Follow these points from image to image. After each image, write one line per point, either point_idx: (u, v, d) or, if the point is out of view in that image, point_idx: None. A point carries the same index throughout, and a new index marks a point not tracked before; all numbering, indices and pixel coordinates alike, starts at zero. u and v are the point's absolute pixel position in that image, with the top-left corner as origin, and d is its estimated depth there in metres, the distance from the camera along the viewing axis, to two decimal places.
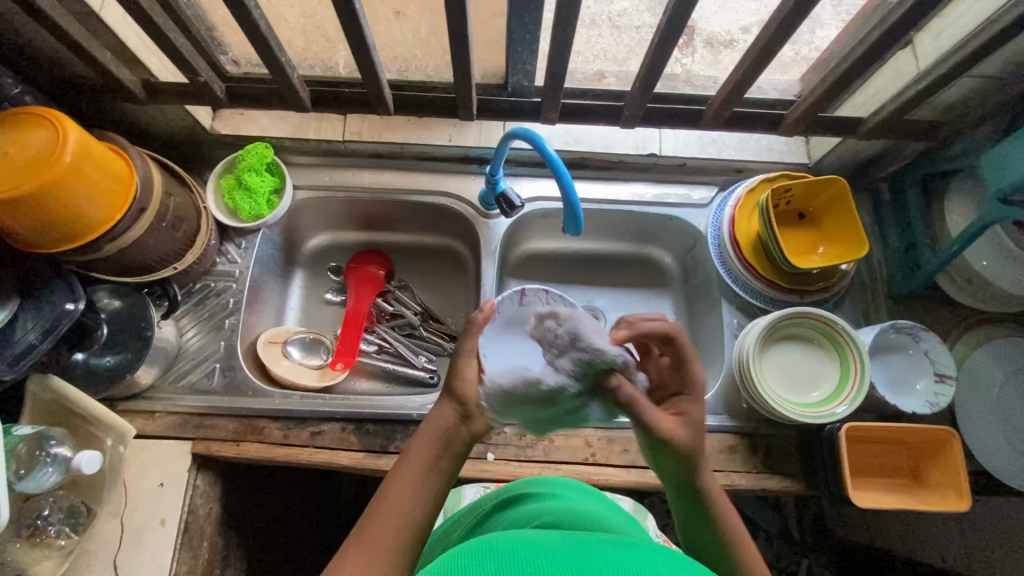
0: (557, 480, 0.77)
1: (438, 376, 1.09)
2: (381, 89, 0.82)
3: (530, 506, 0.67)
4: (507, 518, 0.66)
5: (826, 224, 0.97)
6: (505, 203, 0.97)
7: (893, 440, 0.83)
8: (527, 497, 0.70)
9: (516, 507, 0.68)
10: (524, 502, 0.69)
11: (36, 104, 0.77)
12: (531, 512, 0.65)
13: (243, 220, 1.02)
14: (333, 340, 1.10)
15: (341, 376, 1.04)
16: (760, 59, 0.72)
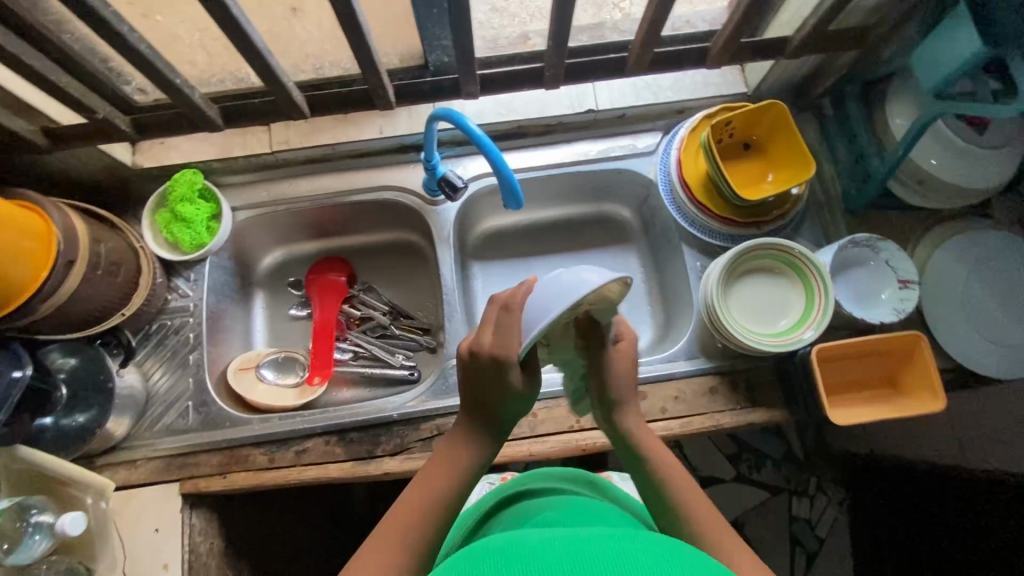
0: (555, 471, 0.78)
1: (418, 372, 1.09)
2: (290, 92, 0.79)
3: (530, 505, 0.68)
4: (508, 517, 0.67)
5: (772, 150, 0.95)
6: (448, 186, 0.95)
7: (865, 353, 0.84)
8: (524, 496, 0.71)
9: (512, 509, 0.69)
10: (523, 501, 0.70)
11: None
12: (531, 509, 0.66)
13: (187, 251, 0.99)
14: (307, 354, 1.08)
15: (320, 390, 1.03)
16: None
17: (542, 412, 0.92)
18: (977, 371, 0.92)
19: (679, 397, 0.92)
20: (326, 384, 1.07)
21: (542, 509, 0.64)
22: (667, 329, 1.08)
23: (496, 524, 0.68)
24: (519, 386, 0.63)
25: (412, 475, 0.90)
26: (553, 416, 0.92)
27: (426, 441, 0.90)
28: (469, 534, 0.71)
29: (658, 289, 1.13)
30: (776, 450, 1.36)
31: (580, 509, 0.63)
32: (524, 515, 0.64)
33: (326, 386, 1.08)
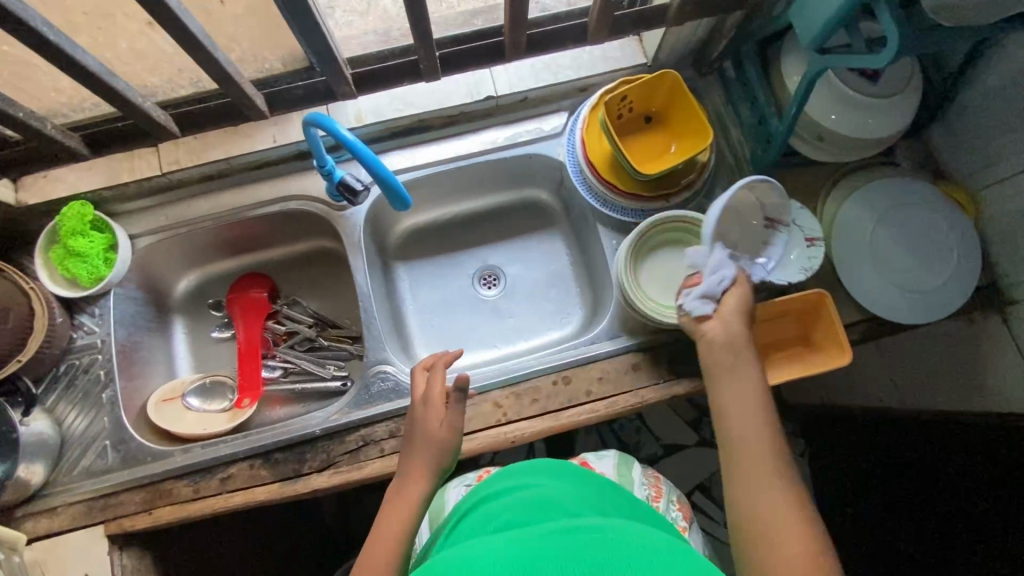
0: (533, 464, 0.80)
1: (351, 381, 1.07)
2: (147, 114, 0.78)
3: (496, 504, 0.72)
4: (477, 514, 0.72)
5: (673, 120, 0.94)
6: (347, 191, 0.92)
7: (776, 314, 0.86)
8: (489, 497, 0.75)
9: (479, 508, 0.74)
10: (491, 501, 0.74)
11: None
12: (496, 510, 0.70)
13: (86, 286, 0.95)
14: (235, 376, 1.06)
15: (250, 411, 1.00)
16: None
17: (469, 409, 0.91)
18: (890, 319, 0.94)
19: (605, 378, 0.92)
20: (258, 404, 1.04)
21: (502, 512, 0.68)
22: (596, 310, 1.08)
23: (463, 526, 0.72)
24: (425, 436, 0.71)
25: (345, 488, 0.89)
26: (480, 411, 0.91)
27: (354, 452, 0.89)
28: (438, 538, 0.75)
29: (585, 271, 1.13)
30: None
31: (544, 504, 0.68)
32: (487, 519, 0.69)
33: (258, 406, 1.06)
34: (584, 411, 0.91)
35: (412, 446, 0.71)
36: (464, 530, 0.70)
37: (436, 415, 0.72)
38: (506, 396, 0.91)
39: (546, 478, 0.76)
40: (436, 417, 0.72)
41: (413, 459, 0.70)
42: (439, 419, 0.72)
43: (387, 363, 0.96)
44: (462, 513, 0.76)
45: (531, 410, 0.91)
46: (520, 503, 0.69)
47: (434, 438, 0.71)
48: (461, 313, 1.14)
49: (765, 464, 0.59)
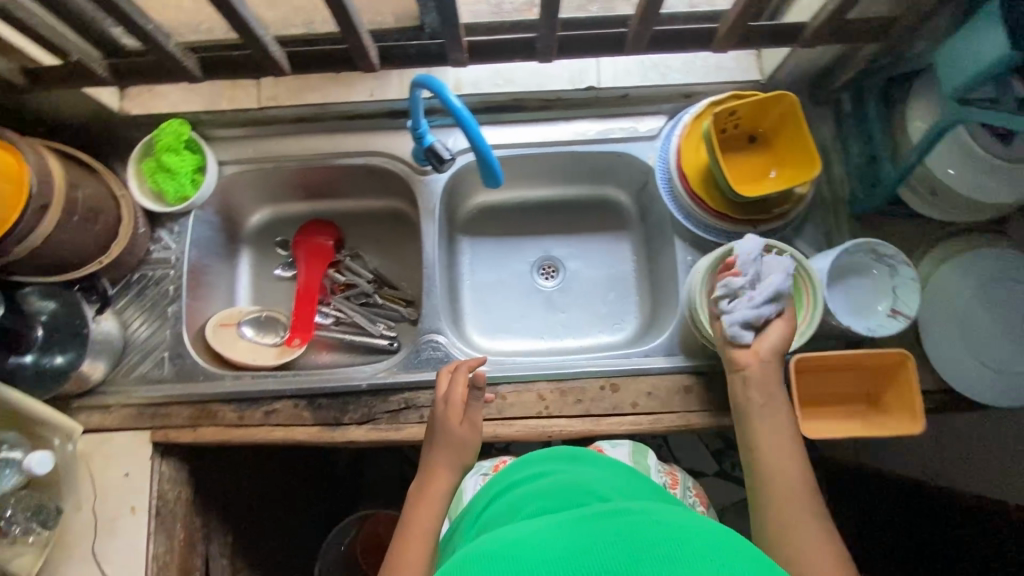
0: (548, 453, 0.78)
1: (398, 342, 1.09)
2: (266, 49, 0.78)
3: (523, 491, 0.71)
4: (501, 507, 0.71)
5: (779, 145, 0.89)
6: (434, 157, 0.92)
7: (849, 365, 0.80)
8: (514, 486, 0.74)
9: (501, 501, 0.72)
10: (516, 489, 0.73)
11: None
12: (525, 497, 0.69)
13: (171, 203, 0.98)
14: (289, 316, 1.09)
15: (299, 351, 1.03)
16: None
17: (512, 395, 0.91)
18: (965, 395, 0.89)
19: (652, 394, 0.90)
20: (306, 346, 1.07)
21: (533, 501, 0.67)
22: (653, 322, 1.06)
23: (491, 515, 0.71)
24: (443, 438, 0.77)
25: (378, 445, 0.91)
26: (522, 400, 0.90)
27: (393, 413, 0.91)
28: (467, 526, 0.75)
29: (648, 280, 1.10)
30: None
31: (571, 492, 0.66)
32: (516, 509, 0.68)
33: (305, 349, 1.08)
34: (626, 421, 0.89)
35: (433, 447, 0.77)
36: (493, 520, 0.70)
37: (456, 417, 0.78)
38: (551, 390, 0.91)
39: (564, 466, 0.74)
40: (456, 419, 0.78)
41: (437, 458, 0.76)
42: (460, 421, 0.78)
43: (438, 334, 0.96)
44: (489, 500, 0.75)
45: (572, 410, 0.90)
46: (546, 491, 0.68)
47: (455, 440, 0.76)
48: (514, 298, 1.14)
49: (794, 480, 0.70)
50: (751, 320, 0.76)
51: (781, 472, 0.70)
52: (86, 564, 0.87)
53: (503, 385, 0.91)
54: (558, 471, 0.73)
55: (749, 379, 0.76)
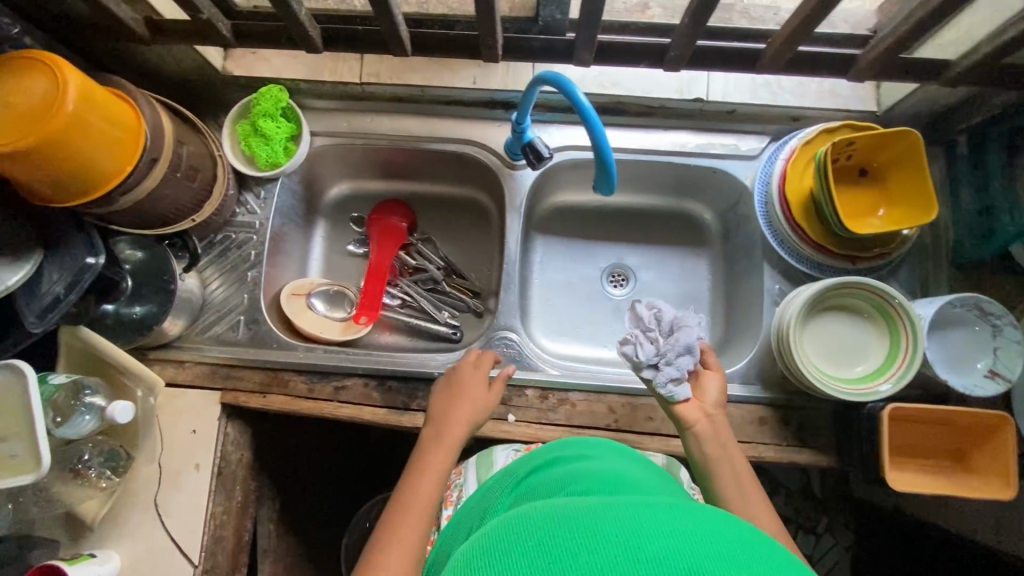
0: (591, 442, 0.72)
1: (461, 333, 1.07)
2: (398, 28, 0.75)
3: (566, 471, 0.63)
4: (534, 484, 0.62)
5: (892, 182, 0.86)
6: (533, 153, 0.90)
7: (941, 419, 0.78)
8: (557, 462, 0.67)
9: (536, 476, 0.64)
10: (557, 467, 0.65)
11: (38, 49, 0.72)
12: (567, 475, 0.61)
13: (262, 168, 0.98)
14: (356, 292, 1.08)
15: (363, 330, 1.02)
16: None
17: (582, 403, 0.90)
18: None
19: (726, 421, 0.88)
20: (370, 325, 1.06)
21: (577, 482, 0.58)
22: (724, 346, 1.03)
23: (531, 487, 0.63)
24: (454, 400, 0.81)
25: None
26: (592, 410, 0.89)
27: None
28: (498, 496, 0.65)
29: (721, 302, 1.08)
30: (793, 482, 1.30)
31: (623, 483, 0.58)
32: (558, 485, 0.59)
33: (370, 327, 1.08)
34: None
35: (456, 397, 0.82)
36: (534, 492, 0.61)
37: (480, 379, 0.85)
38: (623, 403, 0.89)
39: (608, 456, 0.68)
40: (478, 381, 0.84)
41: (453, 416, 0.80)
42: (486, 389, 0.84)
43: (511, 331, 0.95)
44: (523, 475, 0.66)
45: (643, 425, 0.88)
46: (593, 475, 0.60)
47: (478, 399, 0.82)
48: (581, 302, 1.12)
49: (742, 487, 0.72)
50: (682, 377, 0.79)
51: (733, 481, 0.72)
52: (146, 516, 0.87)
53: (575, 392, 0.90)
54: (595, 458, 0.67)
55: (700, 435, 0.77)
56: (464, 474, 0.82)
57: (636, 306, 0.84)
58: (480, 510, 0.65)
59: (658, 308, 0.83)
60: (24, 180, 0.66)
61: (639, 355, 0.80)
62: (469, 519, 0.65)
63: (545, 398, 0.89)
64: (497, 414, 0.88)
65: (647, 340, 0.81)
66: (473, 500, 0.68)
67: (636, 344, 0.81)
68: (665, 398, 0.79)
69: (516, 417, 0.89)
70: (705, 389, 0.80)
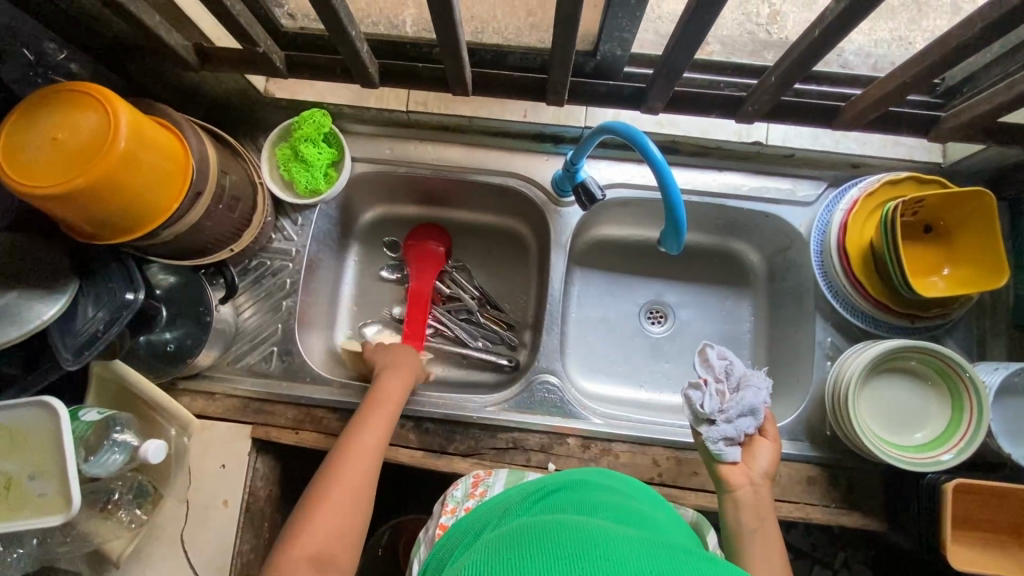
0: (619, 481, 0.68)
1: (516, 361, 1.04)
2: (462, 67, 0.72)
3: (600, 498, 0.60)
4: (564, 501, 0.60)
5: (957, 242, 0.83)
6: (585, 194, 0.86)
7: (1009, 496, 0.75)
8: (587, 484, 0.64)
9: (565, 495, 0.61)
10: (589, 489, 0.62)
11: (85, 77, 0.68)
12: (601, 503, 0.59)
13: (300, 194, 0.94)
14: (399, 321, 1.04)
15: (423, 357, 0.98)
16: (954, 53, 0.59)
17: (625, 454, 0.86)
18: None
19: (773, 479, 0.86)
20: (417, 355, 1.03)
21: (612, 511, 0.57)
22: None
23: (557, 500, 0.60)
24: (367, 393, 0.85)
25: None
26: (635, 462, 0.86)
27: (499, 450, 0.87)
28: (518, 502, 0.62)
29: (763, 346, 1.05)
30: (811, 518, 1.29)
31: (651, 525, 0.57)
32: (587, 508, 0.57)
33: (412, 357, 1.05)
34: None
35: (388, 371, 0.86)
36: (558, 505, 0.59)
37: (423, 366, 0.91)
38: (667, 456, 0.86)
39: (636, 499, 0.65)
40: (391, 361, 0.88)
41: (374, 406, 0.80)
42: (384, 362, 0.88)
43: (552, 374, 0.92)
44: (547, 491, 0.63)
45: (688, 481, 0.85)
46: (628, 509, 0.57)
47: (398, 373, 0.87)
48: (617, 339, 1.09)
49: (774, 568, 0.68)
50: (735, 439, 0.75)
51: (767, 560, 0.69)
52: (172, 553, 0.85)
53: (618, 442, 0.87)
54: (625, 494, 0.64)
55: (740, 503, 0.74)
56: (494, 474, 0.81)
57: (706, 350, 0.79)
58: (499, 511, 0.62)
59: (727, 360, 0.79)
60: (65, 218, 0.62)
61: (703, 408, 0.75)
62: (487, 517, 0.62)
63: (587, 447, 0.87)
64: (537, 462, 0.86)
65: (713, 392, 0.76)
66: (489, 506, 0.66)
67: (705, 392, 0.76)
68: (712, 455, 0.76)
69: (556, 466, 0.86)
70: (755, 455, 0.77)
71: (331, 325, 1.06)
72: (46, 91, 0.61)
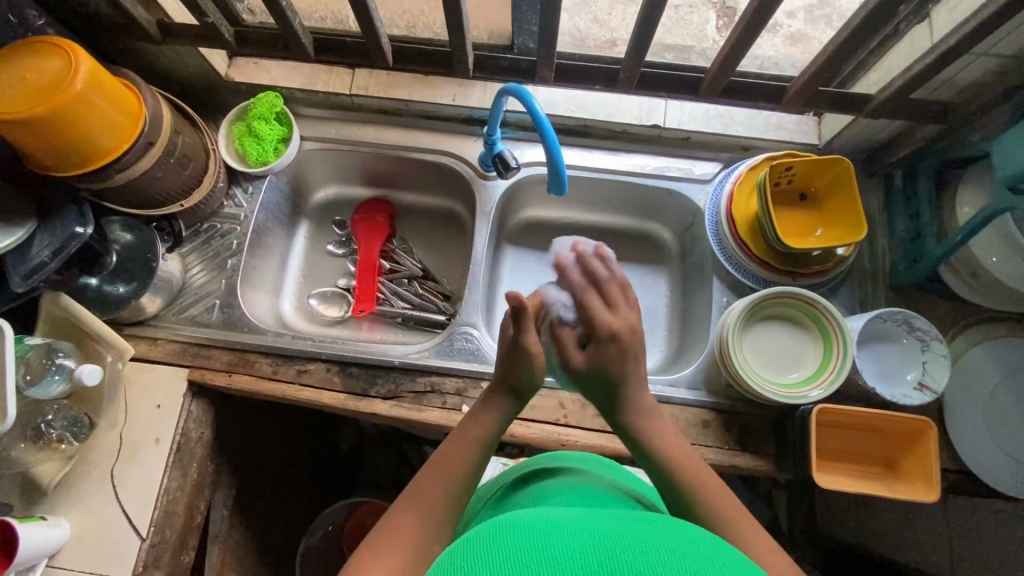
0: (571, 455, 0.76)
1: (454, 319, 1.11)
2: (380, 41, 0.85)
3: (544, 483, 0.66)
4: (523, 490, 0.66)
5: (827, 206, 0.94)
6: (501, 164, 0.97)
7: (870, 426, 0.82)
8: (537, 476, 0.69)
9: (530, 481, 0.69)
10: (534, 482, 0.67)
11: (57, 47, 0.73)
12: (545, 487, 0.64)
13: (251, 165, 1.05)
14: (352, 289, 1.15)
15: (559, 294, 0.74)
16: (754, 22, 0.71)
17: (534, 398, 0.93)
18: (982, 481, 0.88)
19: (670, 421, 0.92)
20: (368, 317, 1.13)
21: (558, 492, 0.61)
22: (676, 358, 1.07)
23: (509, 502, 0.66)
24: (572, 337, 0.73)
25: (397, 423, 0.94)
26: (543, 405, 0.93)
27: (418, 394, 0.94)
28: (482, 511, 0.69)
29: (679, 315, 1.12)
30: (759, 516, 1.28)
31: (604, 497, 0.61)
32: (537, 497, 0.62)
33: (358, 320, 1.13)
34: None
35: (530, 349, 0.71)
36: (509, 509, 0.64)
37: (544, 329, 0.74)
38: (573, 400, 0.93)
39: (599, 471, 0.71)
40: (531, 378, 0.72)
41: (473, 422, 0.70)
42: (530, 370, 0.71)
43: (472, 327, 1.00)
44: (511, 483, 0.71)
45: (590, 422, 0.92)
46: (579, 488, 0.62)
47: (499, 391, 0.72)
48: None
49: None
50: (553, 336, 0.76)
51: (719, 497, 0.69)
52: (100, 485, 0.89)
53: None
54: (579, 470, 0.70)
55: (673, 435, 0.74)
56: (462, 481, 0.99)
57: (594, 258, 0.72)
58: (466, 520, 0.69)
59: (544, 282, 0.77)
60: (27, 147, 0.74)
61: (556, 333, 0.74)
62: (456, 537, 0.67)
63: None
64: (451, 403, 0.92)
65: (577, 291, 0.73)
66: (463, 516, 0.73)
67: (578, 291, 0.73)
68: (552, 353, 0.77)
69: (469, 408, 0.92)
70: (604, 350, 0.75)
71: (277, 291, 1.14)
72: (23, 42, 0.74)
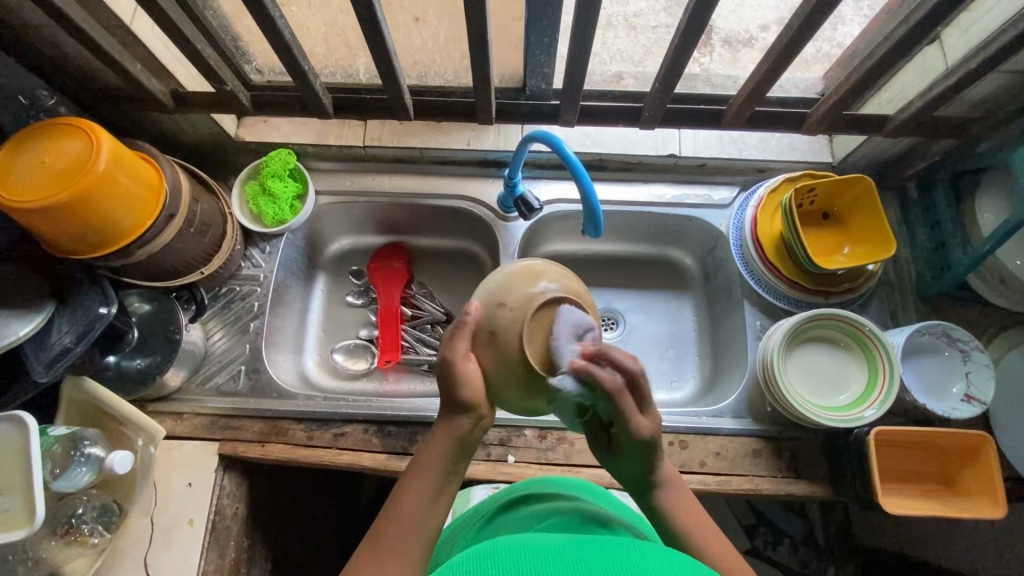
0: (560, 481, 0.74)
1: None
2: (402, 94, 0.85)
3: (534, 508, 0.64)
4: (512, 518, 0.63)
5: (852, 224, 0.95)
6: (524, 206, 0.97)
7: (928, 444, 0.81)
8: (527, 503, 0.66)
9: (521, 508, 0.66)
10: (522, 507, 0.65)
11: (73, 130, 0.71)
12: (535, 513, 0.62)
13: (267, 225, 1.03)
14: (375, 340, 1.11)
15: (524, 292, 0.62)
16: (783, 56, 0.72)
17: (581, 442, 0.91)
18: None
19: (721, 454, 0.90)
20: (394, 367, 1.10)
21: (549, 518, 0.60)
22: (712, 384, 1.06)
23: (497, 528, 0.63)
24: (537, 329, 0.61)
25: None
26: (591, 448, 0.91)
27: None
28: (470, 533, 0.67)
29: (709, 340, 1.11)
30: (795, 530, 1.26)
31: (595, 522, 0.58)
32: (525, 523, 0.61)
33: (386, 372, 1.11)
34: (694, 481, 0.88)
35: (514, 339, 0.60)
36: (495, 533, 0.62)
37: (500, 314, 0.61)
38: None
39: (588, 497, 0.69)
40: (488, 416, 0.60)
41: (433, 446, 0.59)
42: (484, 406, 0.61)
43: None
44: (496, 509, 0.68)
45: None
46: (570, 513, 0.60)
47: (468, 437, 0.59)
48: None
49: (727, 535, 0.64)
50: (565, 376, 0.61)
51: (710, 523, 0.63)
52: None
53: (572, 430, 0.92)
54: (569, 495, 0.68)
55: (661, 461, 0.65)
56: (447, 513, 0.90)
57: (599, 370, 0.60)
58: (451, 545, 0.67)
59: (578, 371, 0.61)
60: (48, 234, 0.71)
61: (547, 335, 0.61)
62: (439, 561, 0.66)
63: (543, 437, 0.91)
64: (497, 455, 0.90)
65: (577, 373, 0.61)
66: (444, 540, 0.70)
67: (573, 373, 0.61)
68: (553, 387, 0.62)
69: (515, 458, 0.90)
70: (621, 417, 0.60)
71: (300, 350, 1.11)
72: (39, 126, 0.72)
